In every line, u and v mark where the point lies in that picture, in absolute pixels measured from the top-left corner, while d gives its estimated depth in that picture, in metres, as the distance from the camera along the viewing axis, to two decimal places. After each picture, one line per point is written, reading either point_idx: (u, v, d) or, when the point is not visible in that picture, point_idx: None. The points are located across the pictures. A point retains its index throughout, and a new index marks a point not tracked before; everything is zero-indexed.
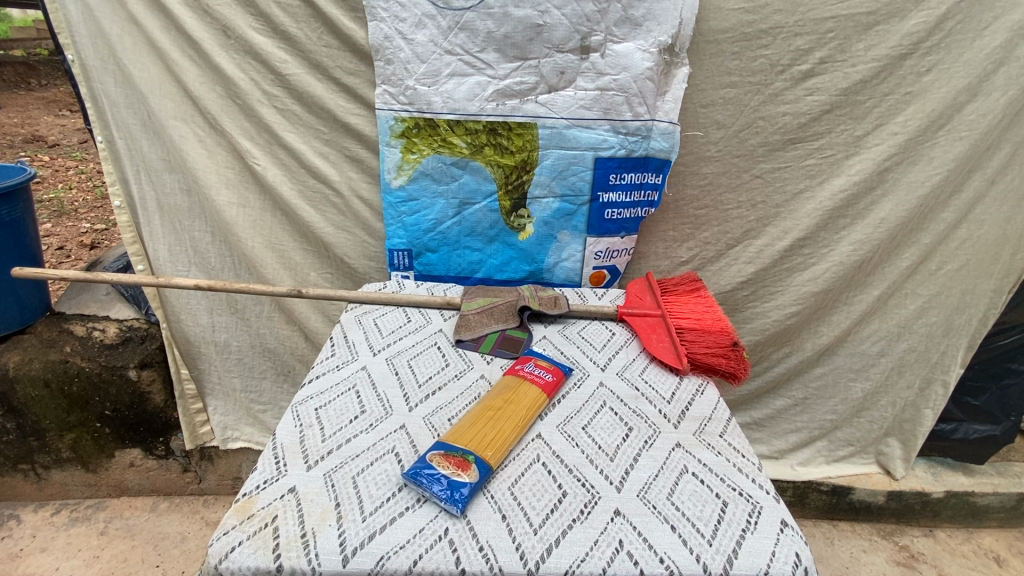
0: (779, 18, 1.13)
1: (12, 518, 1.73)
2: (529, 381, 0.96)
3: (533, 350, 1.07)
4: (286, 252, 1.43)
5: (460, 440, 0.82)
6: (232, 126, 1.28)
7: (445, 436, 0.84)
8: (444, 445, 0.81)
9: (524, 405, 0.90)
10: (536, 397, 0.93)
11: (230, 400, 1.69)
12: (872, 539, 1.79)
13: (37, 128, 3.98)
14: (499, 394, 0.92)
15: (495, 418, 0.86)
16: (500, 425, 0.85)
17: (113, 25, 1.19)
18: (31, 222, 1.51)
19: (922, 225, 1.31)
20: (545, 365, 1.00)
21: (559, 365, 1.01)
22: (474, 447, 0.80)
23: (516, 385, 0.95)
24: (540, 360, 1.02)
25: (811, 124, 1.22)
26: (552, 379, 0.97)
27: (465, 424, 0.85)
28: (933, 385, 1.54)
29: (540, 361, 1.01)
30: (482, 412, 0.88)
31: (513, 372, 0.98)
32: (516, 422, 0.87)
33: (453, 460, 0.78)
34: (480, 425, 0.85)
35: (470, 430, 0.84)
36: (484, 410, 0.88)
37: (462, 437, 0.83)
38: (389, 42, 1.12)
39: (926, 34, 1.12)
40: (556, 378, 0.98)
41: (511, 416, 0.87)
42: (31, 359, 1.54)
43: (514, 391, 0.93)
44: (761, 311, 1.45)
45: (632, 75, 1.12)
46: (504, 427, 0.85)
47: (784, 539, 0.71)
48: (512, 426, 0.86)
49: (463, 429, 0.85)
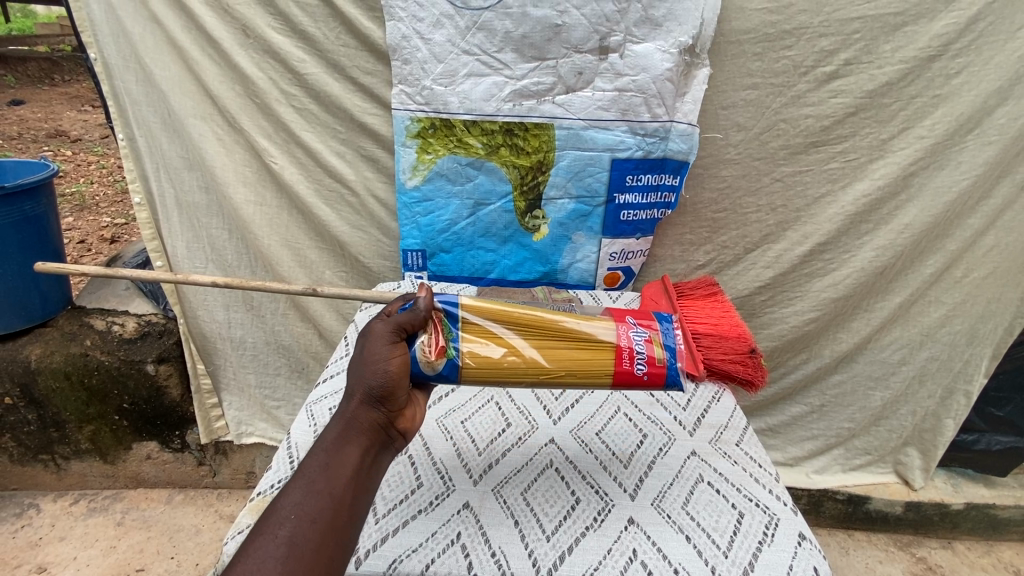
0: (803, 18, 1.11)
1: (32, 507, 1.77)
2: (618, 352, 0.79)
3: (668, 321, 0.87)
4: (302, 250, 1.44)
5: (474, 333, 0.78)
6: (250, 124, 1.29)
7: (476, 306, 0.79)
8: (452, 313, 0.78)
9: (568, 366, 0.78)
10: (597, 375, 0.78)
11: (245, 396, 1.71)
12: (889, 549, 1.76)
13: (60, 122, 4.06)
14: (571, 327, 0.80)
15: (522, 345, 0.78)
16: (517, 356, 0.77)
17: (135, 24, 1.20)
18: (54, 217, 1.54)
19: (948, 231, 1.28)
20: (657, 350, 0.81)
21: (671, 368, 0.80)
22: (464, 354, 0.76)
23: (600, 341, 0.79)
24: (659, 337, 0.82)
25: (834, 127, 1.20)
26: (642, 379, 0.79)
27: (503, 321, 0.79)
28: (956, 395, 1.50)
29: (658, 340, 0.82)
30: (530, 329, 0.79)
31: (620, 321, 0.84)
32: (537, 371, 0.77)
33: (435, 329, 0.76)
34: (507, 338, 0.78)
35: (494, 331, 0.78)
36: (533, 328, 0.79)
37: (480, 332, 0.78)
38: (407, 42, 1.12)
39: (956, 36, 1.08)
40: (649, 381, 0.80)
41: (540, 361, 0.77)
42: (52, 351, 1.56)
43: (588, 341, 0.79)
44: (778, 316, 1.43)
45: (652, 76, 1.10)
46: (518, 362, 0.77)
47: (802, 553, 0.70)
48: (526, 367, 0.77)
49: (495, 322, 0.79)
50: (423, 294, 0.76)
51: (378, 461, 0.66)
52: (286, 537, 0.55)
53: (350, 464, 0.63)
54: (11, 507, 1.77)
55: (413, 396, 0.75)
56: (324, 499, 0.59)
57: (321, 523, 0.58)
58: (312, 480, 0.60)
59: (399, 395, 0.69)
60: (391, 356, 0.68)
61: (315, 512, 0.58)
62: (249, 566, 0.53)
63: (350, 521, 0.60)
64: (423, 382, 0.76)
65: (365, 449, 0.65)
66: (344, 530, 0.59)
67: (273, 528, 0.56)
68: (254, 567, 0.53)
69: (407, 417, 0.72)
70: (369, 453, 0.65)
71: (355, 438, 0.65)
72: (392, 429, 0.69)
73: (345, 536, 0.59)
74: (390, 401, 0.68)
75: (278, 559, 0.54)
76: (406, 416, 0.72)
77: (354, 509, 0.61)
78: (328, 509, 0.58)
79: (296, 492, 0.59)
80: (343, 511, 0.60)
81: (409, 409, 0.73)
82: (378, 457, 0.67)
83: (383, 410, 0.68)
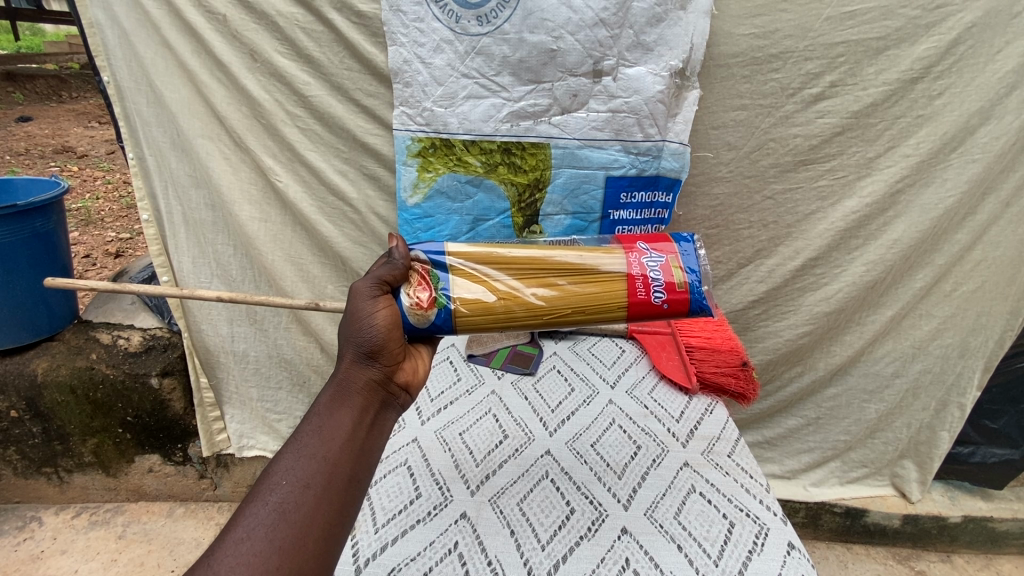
0: (788, 43, 1.14)
1: (35, 520, 1.78)
2: (626, 283, 0.80)
3: (686, 239, 0.85)
4: (305, 266, 1.48)
5: (468, 279, 0.78)
6: (256, 144, 1.33)
7: (463, 254, 0.80)
8: (440, 263, 0.79)
9: (573, 303, 0.79)
10: (609, 308, 0.79)
11: (247, 408, 1.74)
12: (888, 563, 1.75)
13: (66, 139, 4.13)
14: (569, 262, 0.81)
15: (521, 288, 0.79)
16: (515, 298, 0.78)
17: (147, 48, 1.24)
18: (63, 232, 1.57)
19: (936, 246, 1.31)
20: (675, 274, 0.80)
21: (694, 293, 0.79)
22: (457, 300, 0.76)
23: (608, 274, 0.80)
24: (675, 261, 0.81)
25: (821, 146, 1.24)
26: (663, 308, 0.80)
27: (496, 264, 0.80)
28: (949, 408, 1.52)
29: (674, 264, 0.81)
30: (525, 270, 0.80)
31: (629, 249, 0.83)
32: (541, 311, 0.79)
33: (422, 281, 0.76)
34: (503, 282, 0.79)
35: (489, 275, 0.79)
36: (529, 269, 0.80)
37: (474, 277, 0.78)
38: (408, 66, 1.16)
39: (936, 59, 1.12)
40: (671, 309, 0.80)
41: (542, 301, 0.78)
42: (58, 365, 1.58)
43: (588, 275, 0.80)
44: (771, 330, 1.46)
45: (644, 98, 1.15)
46: (518, 304, 0.78)
47: (791, 561, 0.71)
48: (527, 310, 0.78)
49: (488, 267, 0.80)
50: (394, 245, 0.77)
51: (375, 421, 0.67)
52: (275, 503, 0.56)
53: (341, 425, 0.64)
54: (13, 520, 1.78)
55: (410, 352, 0.77)
56: (315, 464, 0.59)
57: (314, 486, 0.58)
58: (303, 446, 0.61)
59: (388, 350, 0.70)
60: (374, 311, 0.69)
61: (307, 476, 0.59)
62: (241, 532, 0.54)
63: (348, 483, 0.61)
64: (419, 336, 0.77)
65: (359, 410, 0.66)
66: (339, 492, 0.60)
67: (264, 494, 0.57)
68: (245, 533, 0.54)
69: (403, 372, 0.73)
70: (364, 414, 0.66)
71: (346, 400, 0.66)
72: (388, 385, 0.70)
73: (341, 498, 0.59)
74: (381, 357, 0.69)
75: (268, 524, 0.55)
76: (402, 371, 0.73)
77: (350, 472, 0.61)
78: (319, 473, 0.59)
79: (286, 459, 0.60)
80: (337, 475, 0.60)
81: (405, 365, 0.74)
82: (375, 417, 0.67)
83: (375, 367, 0.69)
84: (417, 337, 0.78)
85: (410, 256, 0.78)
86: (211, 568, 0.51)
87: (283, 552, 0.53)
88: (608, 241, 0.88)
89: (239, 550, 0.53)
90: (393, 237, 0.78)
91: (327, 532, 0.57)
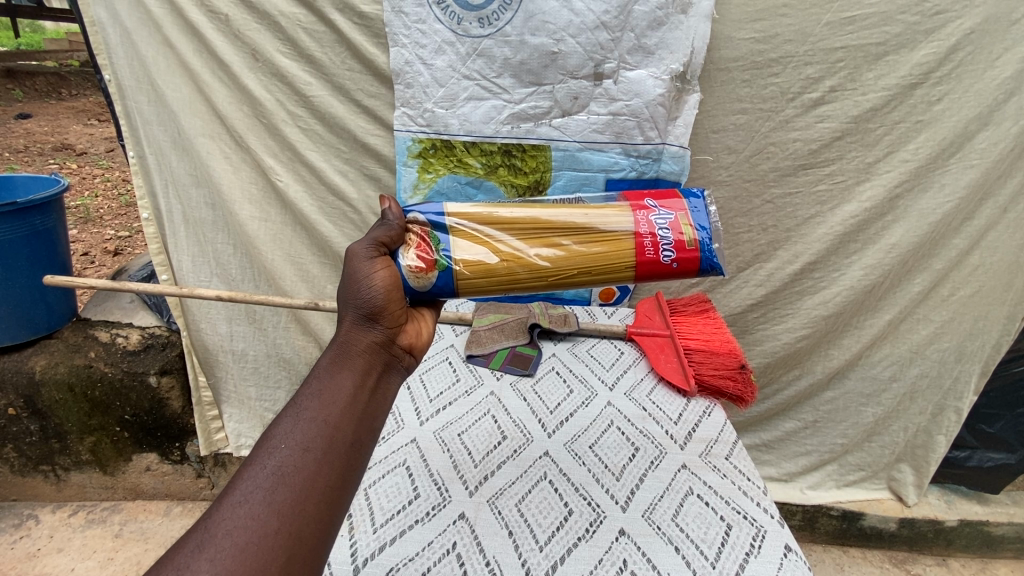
0: (789, 47, 1.15)
1: (31, 518, 1.78)
2: (634, 242, 0.79)
3: (697, 195, 0.83)
4: (305, 265, 1.49)
5: (470, 241, 0.78)
6: (257, 143, 1.33)
7: (464, 215, 0.80)
8: (440, 225, 0.79)
9: (579, 264, 0.79)
10: (615, 269, 0.79)
11: (246, 408, 1.78)
12: (884, 566, 1.76)
13: (66, 136, 4.12)
14: (575, 221, 0.80)
15: (524, 249, 0.79)
16: (518, 259, 0.78)
17: (148, 46, 1.24)
18: (62, 230, 1.57)
19: (934, 251, 1.32)
20: (685, 232, 0.79)
21: (703, 251, 0.79)
22: (459, 261, 0.76)
23: (614, 233, 0.80)
24: (684, 219, 0.80)
25: (821, 150, 1.24)
26: (672, 267, 0.79)
27: (498, 226, 0.80)
28: (946, 412, 1.52)
29: (683, 221, 0.80)
30: (529, 231, 0.80)
31: (637, 207, 0.82)
32: (546, 273, 0.79)
33: (421, 243, 0.77)
34: (506, 244, 0.79)
35: (492, 236, 0.79)
36: (532, 230, 0.80)
37: (476, 239, 0.78)
38: (409, 67, 1.17)
39: (936, 65, 1.12)
40: (680, 268, 0.79)
41: (546, 262, 0.79)
42: (56, 362, 1.58)
43: (594, 234, 0.80)
44: (770, 333, 1.47)
45: (644, 101, 1.15)
46: (521, 265, 0.78)
47: (787, 564, 0.71)
48: (531, 271, 0.79)
49: (491, 228, 0.80)
50: (388, 207, 0.78)
51: (378, 384, 0.67)
52: (274, 466, 0.55)
53: (341, 388, 0.63)
54: (10, 518, 1.78)
55: (413, 315, 0.78)
56: (315, 427, 0.59)
57: (314, 451, 0.57)
58: (303, 410, 0.60)
59: (389, 312, 0.71)
60: (372, 272, 0.70)
61: (307, 440, 0.58)
62: (239, 494, 0.53)
63: (349, 450, 0.60)
64: (422, 300, 0.79)
65: (360, 373, 0.66)
66: (340, 458, 0.59)
67: (263, 458, 0.56)
68: (243, 496, 0.53)
69: (405, 335, 0.74)
70: (366, 376, 0.66)
71: (348, 362, 0.66)
72: (391, 347, 0.71)
73: (343, 463, 0.59)
74: (382, 319, 0.70)
75: (267, 488, 0.54)
76: (405, 334, 0.74)
77: (353, 437, 0.61)
78: (320, 437, 0.58)
79: (286, 423, 0.59)
80: (338, 440, 0.59)
81: (409, 328, 0.75)
82: (378, 380, 0.68)
83: (377, 329, 0.70)
84: (419, 300, 0.79)
85: (408, 219, 0.79)
86: (210, 532, 0.50)
87: (283, 513, 0.52)
88: (615, 199, 0.87)
89: (237, 513, 0.52)
90: (384, 198, 0.79)
91: (328, 497, 0.56)
